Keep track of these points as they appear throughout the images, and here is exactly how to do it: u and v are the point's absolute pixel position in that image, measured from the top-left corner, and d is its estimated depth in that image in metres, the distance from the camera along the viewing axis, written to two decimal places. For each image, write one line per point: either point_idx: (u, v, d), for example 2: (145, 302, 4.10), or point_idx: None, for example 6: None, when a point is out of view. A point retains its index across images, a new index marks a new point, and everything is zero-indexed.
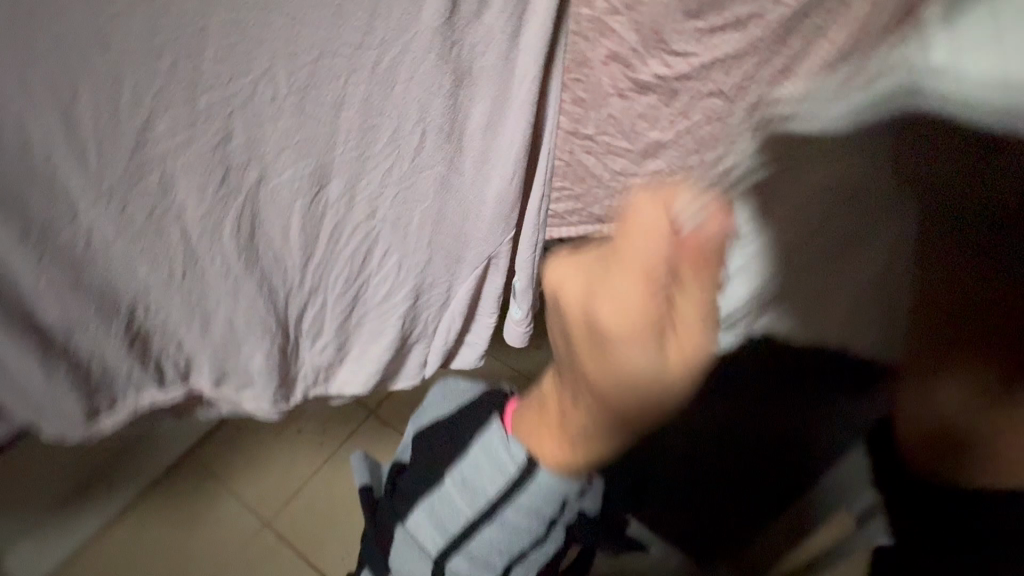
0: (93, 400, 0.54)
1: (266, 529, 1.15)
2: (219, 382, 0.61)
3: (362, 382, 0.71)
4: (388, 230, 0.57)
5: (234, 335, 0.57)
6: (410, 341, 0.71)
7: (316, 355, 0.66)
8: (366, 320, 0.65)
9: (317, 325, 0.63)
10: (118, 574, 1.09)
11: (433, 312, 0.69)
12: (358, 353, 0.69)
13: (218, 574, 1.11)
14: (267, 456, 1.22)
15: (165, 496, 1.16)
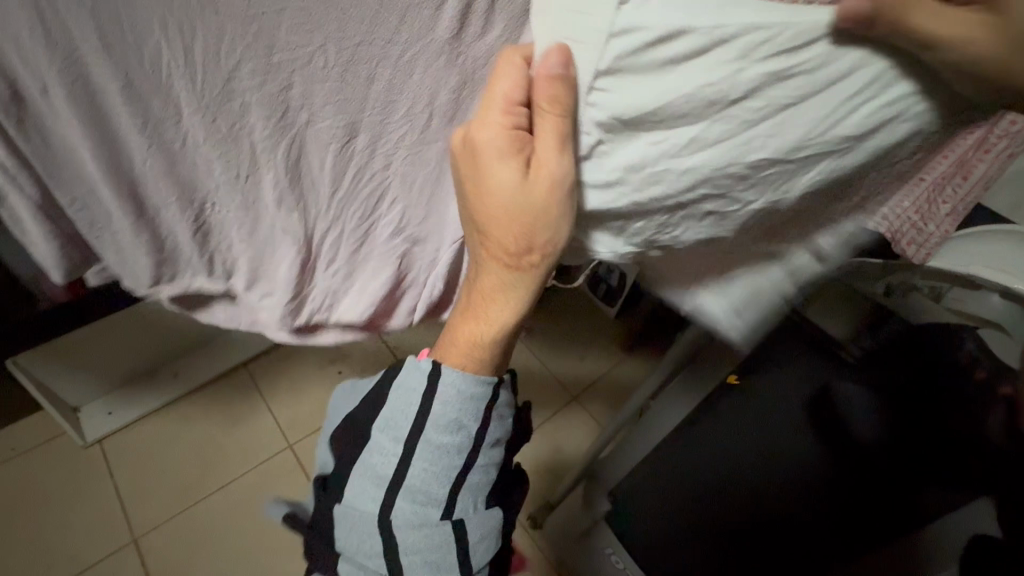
0: (160, 269, 0.50)
1: (289, 451, 1.24)
2: (253, 284, 0.53)
3: (363, 317, 0.55)
4: (397, 178, 0.46)
5: (272, 248, 0.50)
6: (404, 293, 0.55)
7: (325, 283, 0.53)
8: (376, 255, 0.51)
9: (331, 252, 0.51)
10: (154, 452, 1.21)
11: (425, 265, 0.52)
12: (361, 286, 0.53)
13: (235, 482, 1.19)
14: (305, 386, 1.33)
15: (215, 394, 1.29)
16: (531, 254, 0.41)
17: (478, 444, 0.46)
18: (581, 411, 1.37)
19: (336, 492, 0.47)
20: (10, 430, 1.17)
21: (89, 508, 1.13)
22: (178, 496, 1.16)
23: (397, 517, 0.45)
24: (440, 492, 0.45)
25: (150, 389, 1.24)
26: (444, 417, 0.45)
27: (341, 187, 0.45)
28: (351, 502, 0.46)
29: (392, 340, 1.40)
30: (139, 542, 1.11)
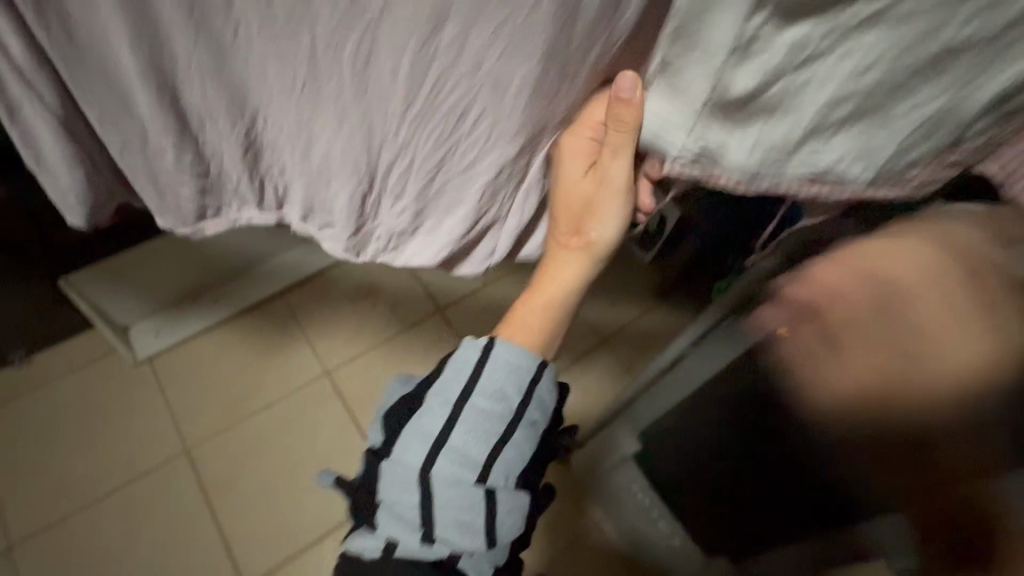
0: (205, 196, 0.49)
1: (326, 379, 1.28)
2: (309, 216, 0.52)
3: (435, 259, 0.54)
4: (488, 91, 0.39)
5: (332, 171, 0.46)
6: (485, 226, 0.52)
7: (390, 221, 0.51)
8: (452, 188, 0.47)
9: (399, 187, 0.47)
10: (198, 373, 1.26)
11: (509, 193, 0.49)
12: (434, 224, 0.51)
13: (270, 408, 1.24)
14: (340, 318, 1.36)
15: (256, 322, 1.33)
16: (592, 237, 0.51)
17: (519, 416, 0.47)
18: (612, 358, 1.37)
19: (389, 443, 0.46)
20: (68, 346, 1.25)
21: (145, 420, 1.20)
22: (223, 416, 1.22)
23: (436, 476, 0.45)
24: (481, 456, 0.45)
25: (193, 314, 1.29)
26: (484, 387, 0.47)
27: (418, 102, 0.39)
28: (400, 456, 0.45)
29: (424, 279, 1.42)
30: (191, 453, 1.18)
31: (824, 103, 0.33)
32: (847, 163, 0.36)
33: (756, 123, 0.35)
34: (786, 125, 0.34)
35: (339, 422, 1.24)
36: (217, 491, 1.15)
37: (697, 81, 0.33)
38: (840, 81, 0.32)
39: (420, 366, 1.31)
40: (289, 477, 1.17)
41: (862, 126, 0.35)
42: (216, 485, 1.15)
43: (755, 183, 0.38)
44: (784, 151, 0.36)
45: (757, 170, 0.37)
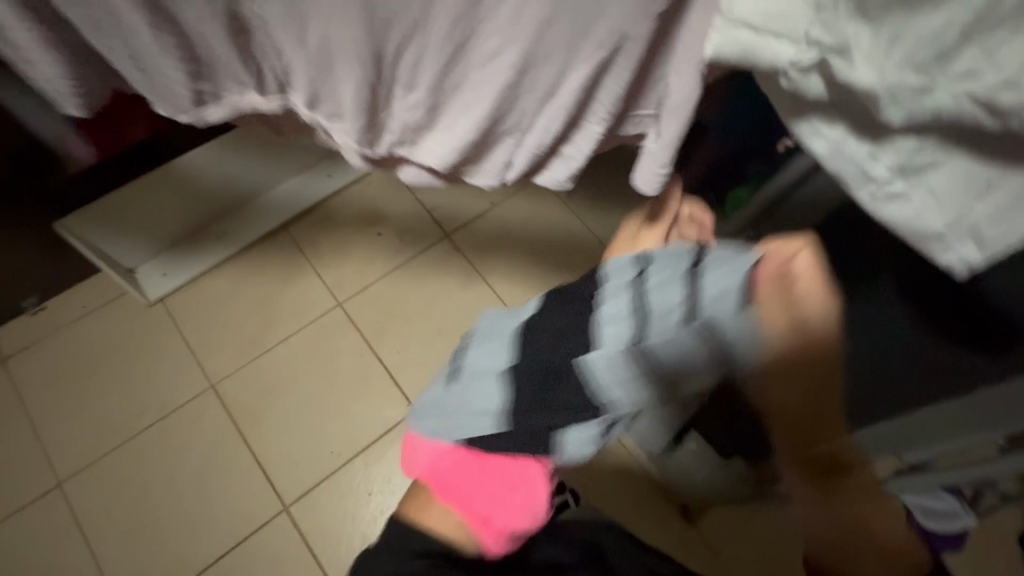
0: (198, 82, 0.50)
1: (339, 309, 1.28)
2: (316, 105, 0.51)
3: (444, 163, 0.52)
4: None
5: (330, 52, 0.45)
6: (500, 138, 0.49)
7: (404, 115, 0.49)
8: (467, 86, 0.45)
9: (410, 76, 0.45)
10: (211, 309, 1.27)
11: (532, 105, 0.45)
12: (448, 124, 0.49)
13: (285, 344, 1.25)
14: (348, 247, 1.34)
15: (262, 255, 1.31)
16: None
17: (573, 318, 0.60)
18: None
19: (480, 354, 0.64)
20: (79, 291, 1.24)
21: (167, 358, 1.22)
22: (243, 350, 1.24)
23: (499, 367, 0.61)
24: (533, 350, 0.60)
25: (199, 250, 1.27)
26: (617, 277, 0.61)
27: None
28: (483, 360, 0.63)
29: (427, 202, 1.38)
30: (218, 388, 1.21)
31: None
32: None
33: (894, 15, 0.26)
34: (939, 24, 0.25)
35: (358, 351, 1.25)
36: (249, 422, 1.19)
37: None
38: None
39: (432, 291, 1.31)
40: (314, 405, 1.21)
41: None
42: (245, 415, 1.19)
43: (884, 113, 0.29)
44: (934, 65, 0.26)
45: (888, 95, 0.28)
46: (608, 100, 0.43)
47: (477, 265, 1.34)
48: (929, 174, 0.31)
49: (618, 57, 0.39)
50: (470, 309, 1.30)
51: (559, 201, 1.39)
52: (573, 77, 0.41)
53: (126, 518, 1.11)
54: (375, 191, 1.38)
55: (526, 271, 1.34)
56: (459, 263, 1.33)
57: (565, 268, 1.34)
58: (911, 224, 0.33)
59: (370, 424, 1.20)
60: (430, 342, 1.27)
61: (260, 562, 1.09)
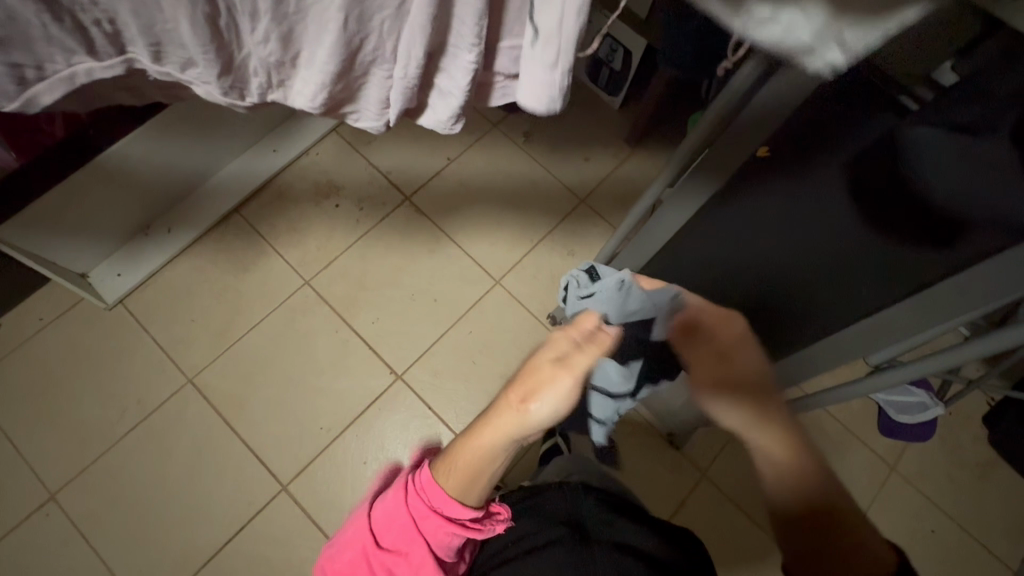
0: (9, 54, 0.41)
1: (308, 287, 1.26)
2: (162, 56, 0.46)
3: (316, 103, 0.52)
4: None
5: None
6: (367, 67, 0.49)
7: (259, 51, 0.47)
8: (312, 4, 0.44)
9: (248, 3, 0.43)
10: (174, 305, 1.23)
11: (386, 24, 0.45)
12: (308, 55, 0.48)
13: (256, 331, 1.23)
14: (307, 224, 1.29)
15: (219, 243, 1.27)
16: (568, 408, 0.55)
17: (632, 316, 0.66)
18: (594, 217, 1.33)
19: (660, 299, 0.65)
20: (32, 303, 1.20)
21: (136, 358, 1.20)
22: (214, 341, 1.22)
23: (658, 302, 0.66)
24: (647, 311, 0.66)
25: (152, 245, 1.23)
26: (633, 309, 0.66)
27: None
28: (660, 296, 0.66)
29: (383, 166, 1.34)
30: (196, 381, 1.20)
31: None
32: None
33: None
34: None
35: (332, 326, 1.24)
36: (234, 412, 1.18)
37: None
38: None
39: (401, 257, 1.28)
40: (297, 383, 1.20)
41: None
42: (228, 406, 1.19)
43: None
44: None
45: None
46: (469, 16, 0.43)
47: (444, 224, 1.31)
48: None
49: None
50: (441, 271, 1.28)
51: (518, 150, 1.36)
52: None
53: (126, 519, 1.11)
54: (327, 161, 1.33)
55: (495, 225, 1.31)
56: (424, 226, 1.30)
57: (532, 217, 1.32)
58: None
59: (357, 394, 1.20)
60: (405, 307, 1.26)
61: (267, 541, 1.11)
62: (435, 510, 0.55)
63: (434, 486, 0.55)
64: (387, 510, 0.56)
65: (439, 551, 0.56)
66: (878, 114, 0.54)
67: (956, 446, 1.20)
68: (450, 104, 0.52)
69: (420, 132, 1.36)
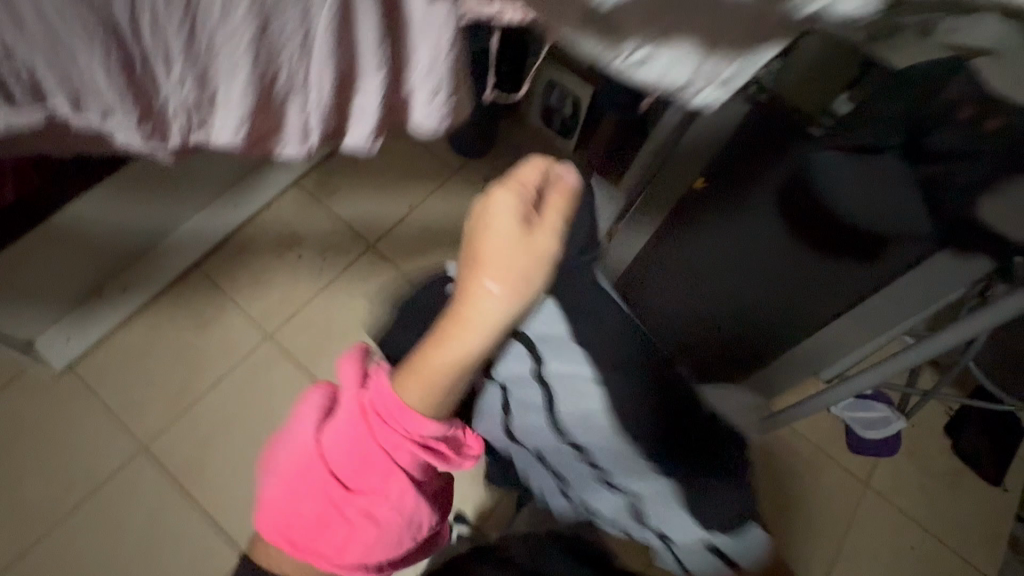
0: None
1: (270, 341, 1.23)
2: (83, 104, 0.47)
3: (241, 135, 0.53)
4: None
5: (61, 42, 0.42)
6: (284, 99, 0.52)
7: (177, 92, 0.48)
8: (223, 44, 0.46)
9: (163, 44, 0.45)
10: (128, 367, 1.18)
11: (295, 55, 0.48)
12: (226, 91, 0.50)
13: (214, 388, 1.19)
14: (268, 277, 1.28)
15: (176, 299, 1.24)
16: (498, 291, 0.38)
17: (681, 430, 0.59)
18: None
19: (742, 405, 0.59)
20: None
21: (86, 428, 1.14)
22: (171, 403, 1.17)
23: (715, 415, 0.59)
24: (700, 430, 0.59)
25: (104, 306, 1.19)
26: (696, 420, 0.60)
27: None
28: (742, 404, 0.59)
29: (347, 215, 1.35)
30: (150, 448, 1.14)
31: None
32: None
33: None
34: None
35: (295, 379, 1.21)
36: (194, 477, 1.12)
37: None
38: None
39: (366, 304, 1.28)
40: (258, 442, 1.16)
41: None
42: (185, 471, 1.13)
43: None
44: None
45: None
46: (369, 43, 0.48)
47: (409, 270, 1.31)
48: (660, 48, 0.44)
49: None
50: None
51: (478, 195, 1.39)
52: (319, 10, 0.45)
53: None
54: (288, 212, 1.33)
55: None
56: (389, 272, 1.30)
57: None
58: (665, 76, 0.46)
59: None
60: None
61: None
62: (409, 436, 0.44)
63: (402, 411, 0.42)
64: (348, 440, 0.44)
65: (421, 477, 0.47)
66: (789, 141, 0.58)
67: (926, 457, 1.22)
68: (365, 124, 0.57)
69: (382, 181, 1.38)
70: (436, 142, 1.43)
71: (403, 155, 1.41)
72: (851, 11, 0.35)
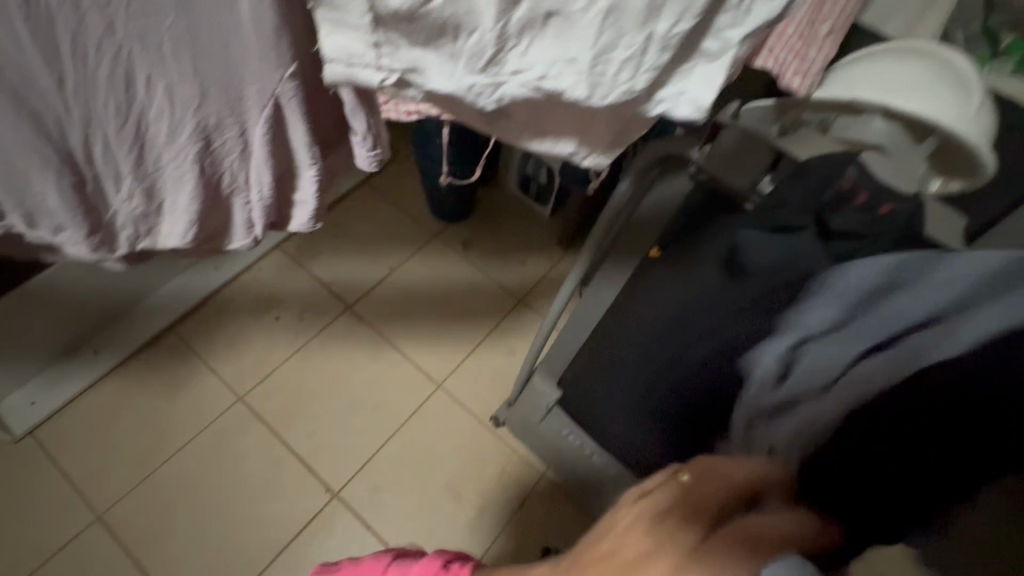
0: None
1: (241, 403, 1.22)
2: (37, 223, 0.56)
3: (185, 239, 0.63)
4: (141, 54, 0.44)
5: (21, 169, 0.50)
6: (228, 198, 0.61)
7: (125, 207, 0.58)
8: (168, 164, 0.54)
9: (112, 169, 0.54)
10: (93, 432, 1.15)
11: (235, 163, 0.56)
12: (172, 202, 0.59)
13: (177, 455, 1.16)
14: (243, 337, 1.28)
15: (145, 365, 1.22)
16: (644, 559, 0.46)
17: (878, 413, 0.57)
18: (533, 314, 1.38)
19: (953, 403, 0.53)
20: None
21: (39, 498, 1.09)
22: (130, 471, 1.13)
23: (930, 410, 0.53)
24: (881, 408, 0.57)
25: (71, 371, 1.17)
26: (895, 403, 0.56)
27: (63, 70, 0.44)
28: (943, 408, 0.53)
29: (325, 277, 1.37)
30: (106, 519, 1.09)
31: (498, 13, 0.35)
32: (556, 67, 0.37)
33: (444, 42, 0.38)
34: (476, 42, 0.37)
35: (265, 444, 1.18)
36: (148, 551, 1.07)
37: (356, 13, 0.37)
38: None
39: (341, 364, 1.28)
40: (222, 513, 1.12)
41: (551, 28, 0.36)
42: (141, 545, 1.08)
43: (482, 104, 0.40)
44: (491, 67, 0.38)
45: (475, 90, 0.39)
46: (300, 146, 0.54)
47: (386, 331, 1.33)
48: (545, 137, 0.46)
49: (280, 109, 0.50)
50: (383, 378, 1.28)
51: (456, 257, 1.43)
52: (255, 130, 0.52)
53: None
54: (268, 274, 1.35)
55: (438, 327, 1.35)
56: (366, 332, 1.32)
57: (475, 317, 1.37)
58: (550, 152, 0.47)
59: (291, 518, 1.13)
60: (346, 416, 1.23)
61: None
62: None
63: None
64: None
65: None
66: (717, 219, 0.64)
67: None
68: (307, 211, 0.63)
69: (362, 243, 1.42)
70: (415, 207, 1.47)
71: (383, 219, 1.45)
72: (686, 117, 0.40)
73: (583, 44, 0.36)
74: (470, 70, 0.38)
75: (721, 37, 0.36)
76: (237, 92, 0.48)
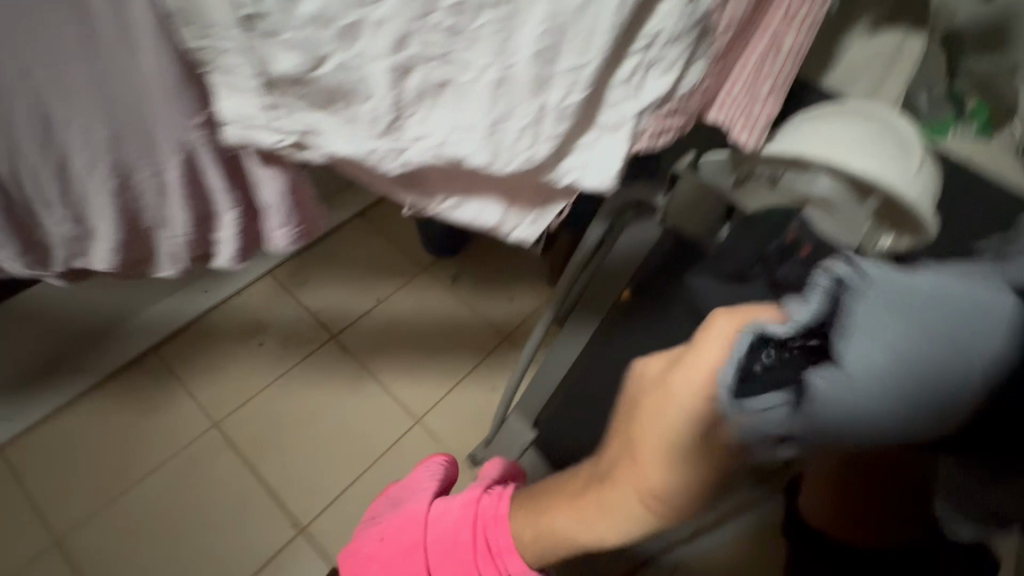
0: None
1: (215, 431, 1.20)
2: None
3: (109, 263, 0.55)
4: (48, 88, 0.39)
5: None
6: (149, 230, 0.54)
7: (60, 229, 0.50)
8: (92, 197, 0.48)
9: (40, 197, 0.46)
10: (60, 454, 1.14)
11: (154, 201, 0.50)
12: (105, 229, 0.52)
13: (142, 482, 1.13)
14: (225, 362, 1.28)
15: (119, 388, 1.21)
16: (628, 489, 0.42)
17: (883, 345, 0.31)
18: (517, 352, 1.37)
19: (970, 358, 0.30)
20: None
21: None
22: (95, 495, 1.11)
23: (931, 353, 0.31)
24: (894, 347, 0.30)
25: (43, 392, 1.16)
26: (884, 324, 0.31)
27: None
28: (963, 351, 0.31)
29: (313, 306, 1.37)
30: (64, 543, 1.07)
31: (391, 81, 0.36)
32: (454, 134, 0.38)
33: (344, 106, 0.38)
34: (373, 107, 0.37)
35: (234, 474, 1.16)
36: None
37: (252, 85, 0.37)
38: (392, 58, 0.35)
39: (318, 395, 1.26)
40: (182, 545, 1.09)
41: (444, 97, 0.37)
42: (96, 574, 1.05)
43: (388, 166, 0.40)
44: (393, 131, 0.38)
45: (379, 153, 0.39)
46: (220, 192, 0.49)
47: (368, 362, 1.32)
48: (466, 199, 0.45)
49: (199, 157, 0.46)
50: (363, 411, 1.26)
51: (444, 291, 1.43)
52: (174, 172, 0.47)
53: None
54: (256, 300, 1.36)
55: (421, 361, 1.34)
56: (349, 363, 1.31)
57: (459, 353, 1.36)
58: (474, 222, 0.46)
59: (254, 552, 1.10)
60: (320, 448, 1.21)
61: None
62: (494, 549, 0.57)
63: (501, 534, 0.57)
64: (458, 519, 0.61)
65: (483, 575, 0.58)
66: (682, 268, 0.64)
67: None
68: (229, 248, 0.56)
69: (351, 273, 1.43)
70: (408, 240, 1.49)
71: (375, 251, 1.46)
72: (593, 186, 0.41)
73: (476, 112, 0.37)
74: (372, 134, 0.38)
75: (617, 111, 0.38)
76: (155, 133, 0.44)
